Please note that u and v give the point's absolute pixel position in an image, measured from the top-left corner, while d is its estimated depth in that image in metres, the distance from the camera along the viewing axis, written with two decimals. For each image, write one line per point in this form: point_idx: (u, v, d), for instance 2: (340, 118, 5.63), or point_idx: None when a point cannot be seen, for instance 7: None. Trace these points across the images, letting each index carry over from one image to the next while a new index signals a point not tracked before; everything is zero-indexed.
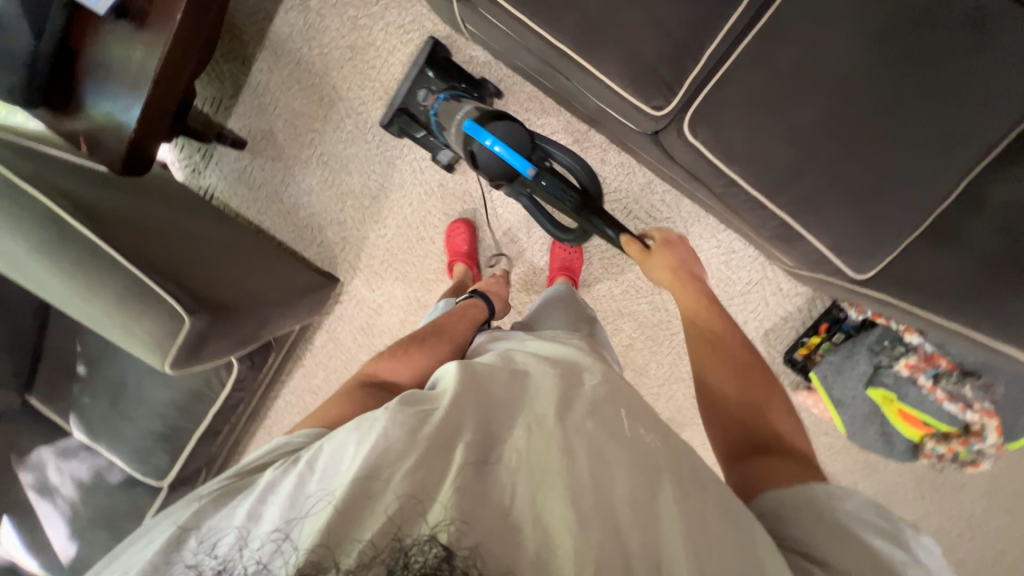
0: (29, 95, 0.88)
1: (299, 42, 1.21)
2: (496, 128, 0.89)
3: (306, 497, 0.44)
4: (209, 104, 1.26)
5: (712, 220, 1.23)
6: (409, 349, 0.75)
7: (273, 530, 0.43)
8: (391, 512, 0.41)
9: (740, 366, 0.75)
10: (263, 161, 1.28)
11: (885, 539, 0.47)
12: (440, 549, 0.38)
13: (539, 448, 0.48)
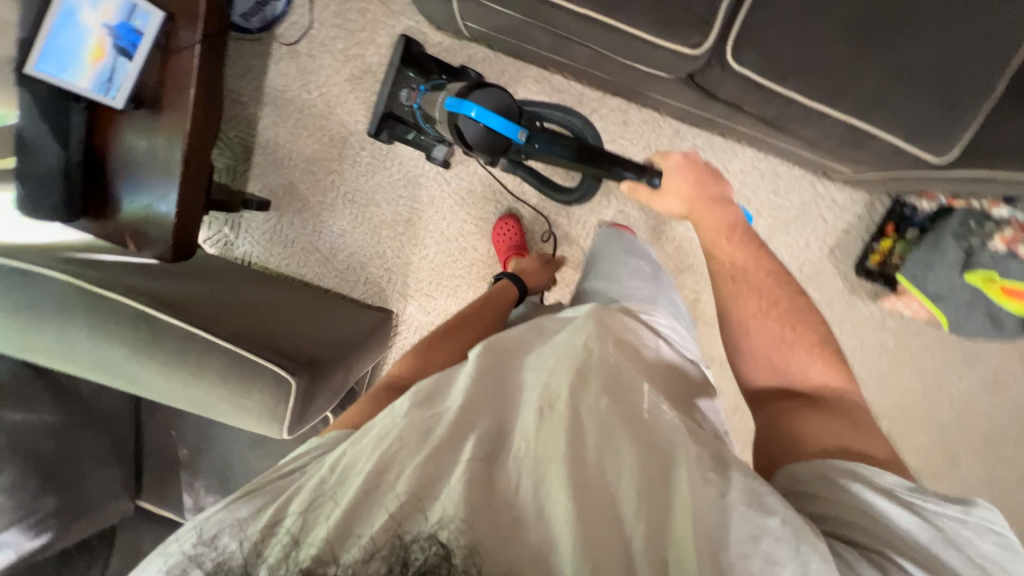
0: (70, 208, 0.87)
1: (298, 89, 1.21)
2: (477, 97, 0.80)
3: (317, 495, 0.46)
4: (225, 173, 1.25)
5: (749, 152, 1.20)
6: (437, 345, 0.76)
7: (284, 529, 0.43)
8: (391, 510, 0.43)
9: (787, 314, 0.71)
10: (290, 216, 1.27)
11: (916, 521, 0.49)
12: (440, 547, 0.39)
13: (546, 438, 0.49)
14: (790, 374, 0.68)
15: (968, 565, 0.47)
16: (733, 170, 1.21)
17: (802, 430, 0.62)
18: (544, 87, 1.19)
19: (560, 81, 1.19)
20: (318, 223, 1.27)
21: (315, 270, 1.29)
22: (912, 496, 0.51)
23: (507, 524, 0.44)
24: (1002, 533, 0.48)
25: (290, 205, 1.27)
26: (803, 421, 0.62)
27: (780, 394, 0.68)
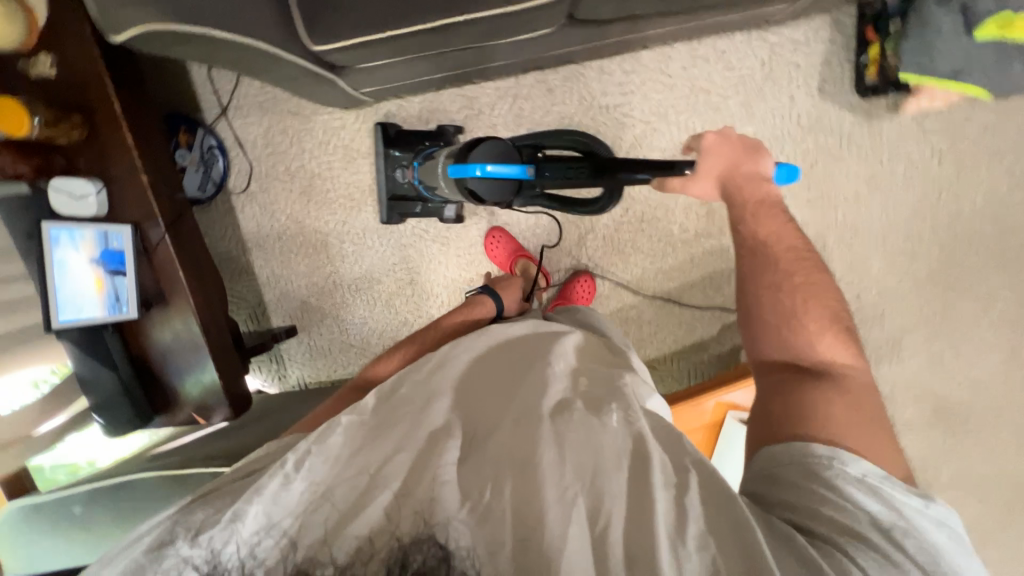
0: (143, 416, 0.97)
1: (269, 223, 1.31)
2: (476, 156, 0.86)
3: (304, 498, 0.54)
4: (247, 318, 1.36)
5: (680, 46, 1.13)
6: (410, 350, 0.88)
7: (270, 535, 0.52)
8: (384, 515, 0.52)
9: (808, 294, 0.70)
10: (316, 328, 1.36)
11: (882, 515, 0.55)
12: (438, 551, 0.49)
13: (518, 444, 0.58)
14: (811, 355, 0.67)
15: (924, 554, 0.53)
16: (675, 71, 1.14)
17: (816, 415, 0.62)
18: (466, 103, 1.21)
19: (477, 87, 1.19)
20: (341, 322, 1.35)
21: (355, 363, 1.36)
22: (880, 482, 0.57)
23: (483, 527, 0.52)
24: (953, 527, 0.56)
25: (310, 320, 1.36)
26: (815, 402, 0.63)
27: (783, 365, 0.68)
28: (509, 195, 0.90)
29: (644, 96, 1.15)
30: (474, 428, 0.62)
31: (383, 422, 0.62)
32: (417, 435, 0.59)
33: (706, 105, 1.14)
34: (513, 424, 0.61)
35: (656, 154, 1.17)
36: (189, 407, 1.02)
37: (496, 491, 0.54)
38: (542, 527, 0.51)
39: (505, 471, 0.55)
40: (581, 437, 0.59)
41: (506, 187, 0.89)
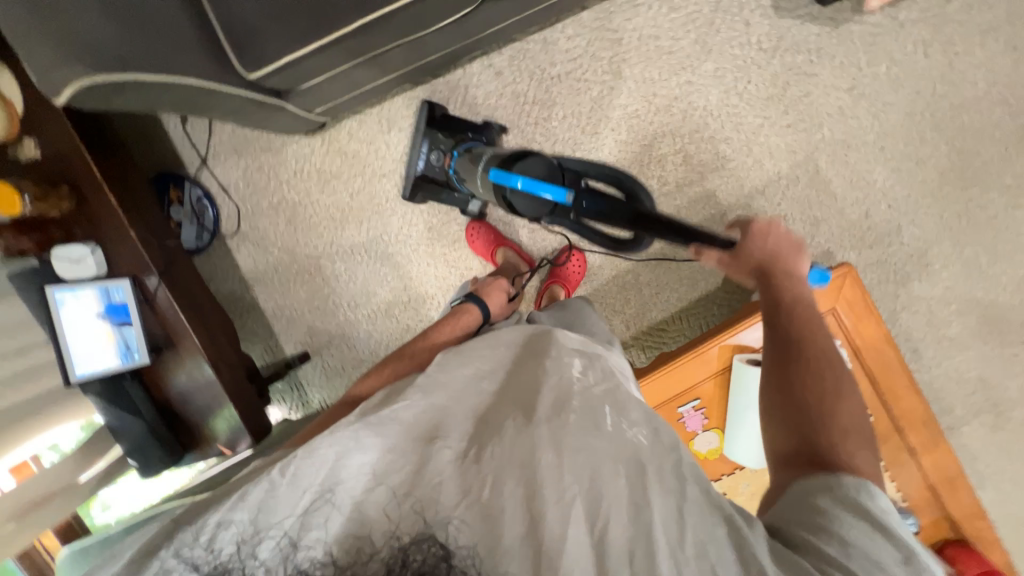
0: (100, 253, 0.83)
1: (310, 160, 1.35)
2: (523, 169, 0.83)
3: (307, 489, 0.56)
4: (257, 227, 1.41)
5: (714, 248, 1.31)
6: (395, 363, 0.92)
7: (252, 527, 0.54)
8: (387, 512, 0.55)
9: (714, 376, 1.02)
10: (300, 269, 1.43)
11: None
12: (438, 549, 0.52)
13: (507, 486, 0.57)
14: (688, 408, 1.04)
15: None
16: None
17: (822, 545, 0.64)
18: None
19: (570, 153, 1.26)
20: (327, 277, 1.43)
21: (325, 320, 1.46)
22: None
23: (462, 513, 0.55)
24: None
25: (305, 258, 1.43)
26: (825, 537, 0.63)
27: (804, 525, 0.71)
28: (544, 211, 0.84)
29: (678, 258, 1.32)
30: (489, 406, 0.69)
31: (391, 435, 0.62)
32: (404, 434, 0.63)
33: (718, 283, 1.32)
34: (516, 424, 0.63)
35: (665, 315, 1.35)
36: (146, 256, 1.05)
37: (498, 485, 0.57)
38: (543, 520, 0.55)
39: (509, 468, 0.58)
40: (579, 436, 0.62)
41: (543, 205, 0.83)
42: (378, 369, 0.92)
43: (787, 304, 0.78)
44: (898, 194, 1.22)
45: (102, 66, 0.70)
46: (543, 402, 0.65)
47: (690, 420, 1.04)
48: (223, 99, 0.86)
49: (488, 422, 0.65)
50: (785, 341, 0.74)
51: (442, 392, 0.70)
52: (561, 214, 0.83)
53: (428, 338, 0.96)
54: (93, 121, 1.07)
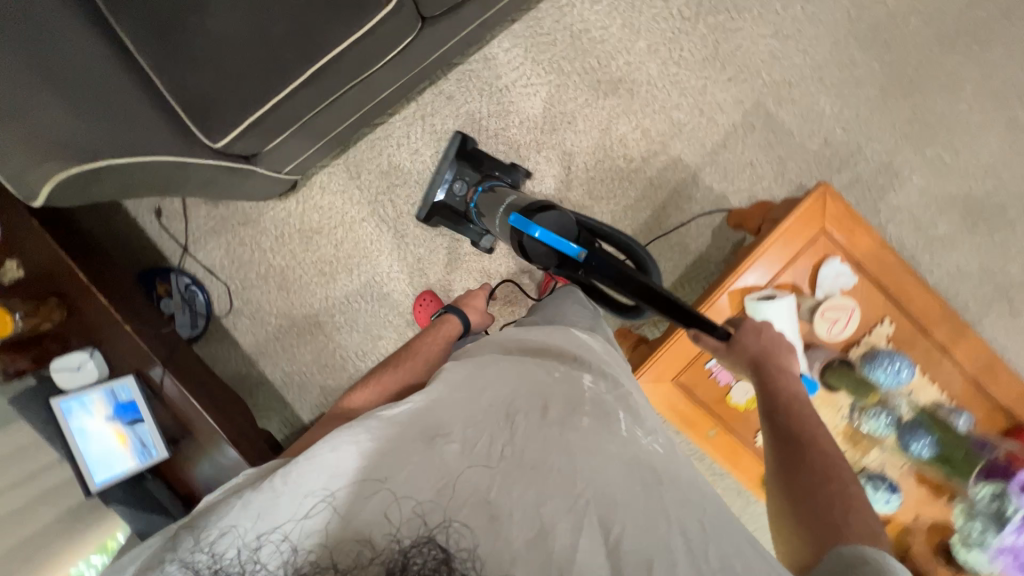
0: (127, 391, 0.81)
1: (292, 220, 1.37)
2: (543, 220, 0.94)
3: (308, 494, 0.55)
4: (250, 300, 1.41)
5: (695, 209, 1.34)
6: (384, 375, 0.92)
7: (262, 531, 0.54)
8: (390, 517, 0.53)
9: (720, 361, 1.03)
10: (300, 330, 1.42)
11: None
12: (439, 553, 0.49)
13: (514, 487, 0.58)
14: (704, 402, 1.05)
15: None
16: (694, 206, 1.33)
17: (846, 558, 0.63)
18: (527, 168, 1.33)
19: (535, 154, 1.32)
20: (329, 333, 1.43)
21: (337, 376, 1.44)
22: None
23: (465, 515, 0.54)
24: None
25: (304, 319, 1.42)
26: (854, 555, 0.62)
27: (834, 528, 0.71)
28: (555, 261, 0.95)
29: (664, 227, 1.34)
30: (497, 397, 0.66)
31: (393, 439, 0.60)
32: (411, 437, 0.60)
33: (708, 242, 1.34)
34: (530, 420, 0.63)
35: (667, 286, 1.36)
36: (144, 346, 1.03)
37: (505, 489, 0.57)
38: (555, 529, 0.55)
39: (519, 471, 0.59)
40: (589, 442, 0.62)
41: (556, 255, 0.94)
42: (365, 384, 0.91)
43: (787, 397, 0.78)
44: (849, 116, 1.27)
45: (82, 159, 0.75)
46: (554, 400, 0.66)
47: (720, 373, 1.03)
48: (198, 172, 0.91)
49: (497, 415, 0.64)
50: (791, 440, 0.74)
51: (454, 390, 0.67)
52: (569, 267, 0.93)
53: (413, 351, 0.98)
54: (71, 229, 1.07)
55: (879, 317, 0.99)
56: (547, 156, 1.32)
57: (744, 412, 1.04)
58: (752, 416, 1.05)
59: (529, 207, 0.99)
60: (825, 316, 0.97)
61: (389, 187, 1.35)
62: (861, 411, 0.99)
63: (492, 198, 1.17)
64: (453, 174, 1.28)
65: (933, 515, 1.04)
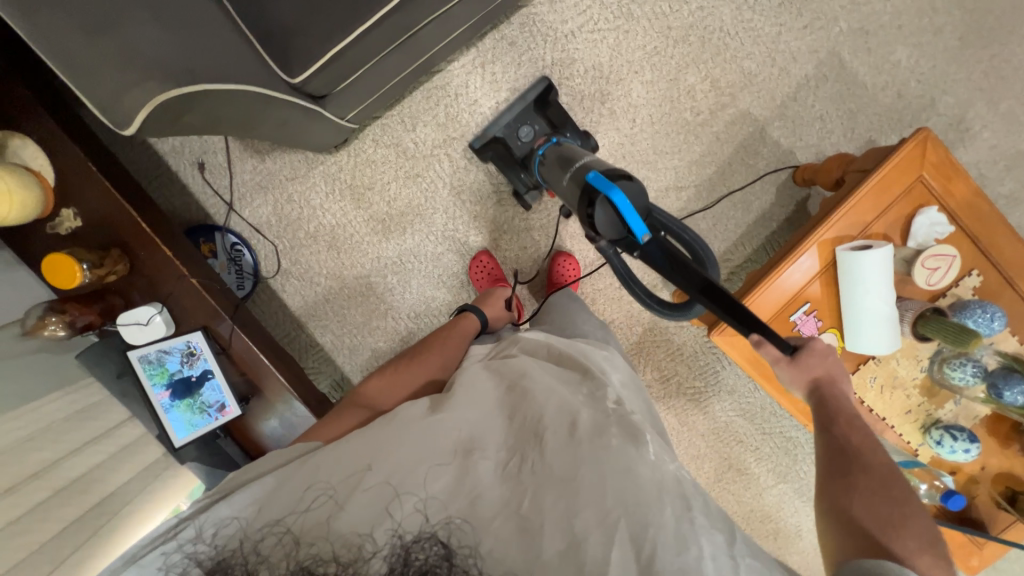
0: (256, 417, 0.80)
1: (345, 174, 1.31)
2: (625, 186, 0.76)
3: (309, 494, 0.61)
4: (298, 261, 1.36)
5: (762, 164, 1.29)
6: (399, 366, 0.93)
7: (271, 526, 0.59)
8: (396, 517, 0.57)
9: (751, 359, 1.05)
10: (349, 292, 1.37)
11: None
12: (440, 549, 0.52)
13: (536, 500, 0.60)
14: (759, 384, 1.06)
15: None
16: (761, 162, 1.29)
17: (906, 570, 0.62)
18: (590, 120, 1.27)
19: (598, 106, 1.27)
20: (380, 295, 1.38)
21: (388, 340, 1.40)
22: None
23: (496, 529, 0.58)
24: None
25: (353, 280, 1.37)
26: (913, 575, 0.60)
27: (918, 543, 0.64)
28: (615, 233, 0.77)
29: (729, 184, 1.30)
30: (528, 414, 0.68)
31: (419, 449, 0.64)
32: (444, 450, 0.64)
33: (774, 199, 1.31)
34: (564, 433, 0.65)
35: (729, 245, 1.33)
36: (211, 301, 0.99)
37: (537, 499, 0.60)
38: (587, 543, 0.57)
39: (550, 486, 0.61)
40: (620, 462, 0.63)
41: (619, 228, 0.77)
42: (382, 372, 0.92)
43: (841, 414, 0.77)
44: (925, 67, 1.23)
45: (175, 78, 0.69)
46: (583, 418, 0.67)
47: (804, 326, 1.01)
48: (277, 110, 0.86)
49: (528, 432, 0.66)
50: (840, 450, 0.73)
51: (475, 408, 0.70)
52: (626, 247, 0.77)
53: (431, 343, 0.98)
54: (124, 175, 1.01)
55: (970, 268, 0.97)
56: (611, 108, 1.27)
57: None
58: None
59: (612, 169, 0.81)
60: (923, 265, 0.95)
61: (445, 140, 1.29)
62: (941, 361, 1.00)
63: (563, 152, 1.00)
64: (522, 117, 1.24)
65: (1000, 465, 1.06)
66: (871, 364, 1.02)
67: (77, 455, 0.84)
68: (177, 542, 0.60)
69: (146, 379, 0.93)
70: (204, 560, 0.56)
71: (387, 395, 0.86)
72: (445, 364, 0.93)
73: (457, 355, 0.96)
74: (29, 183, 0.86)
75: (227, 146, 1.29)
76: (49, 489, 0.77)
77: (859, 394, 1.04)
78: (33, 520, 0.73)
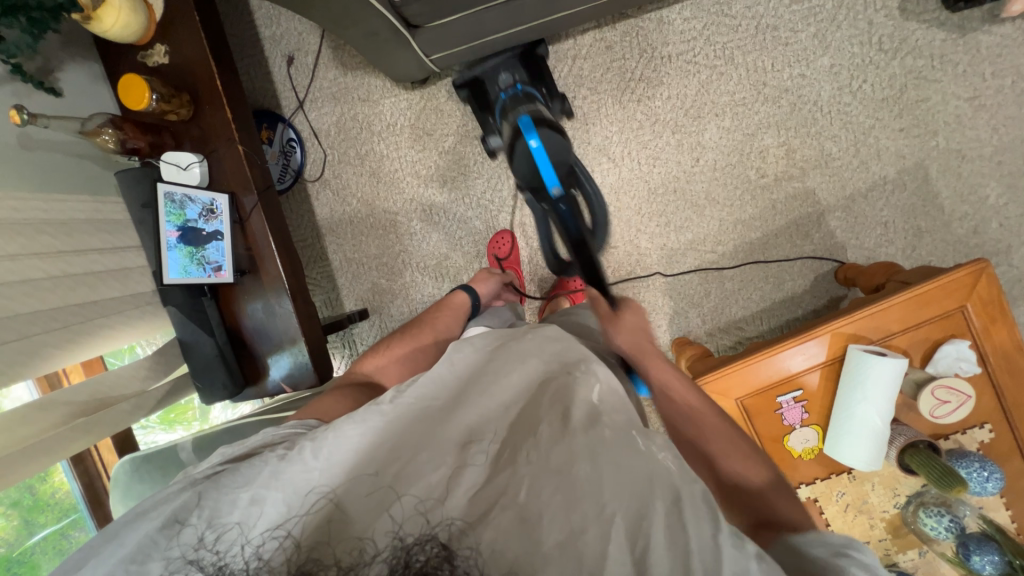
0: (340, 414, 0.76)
1: (413, 113, 1.36)
2: (545, 134, 0.98)
3: (309, 491, 0.57)
4: (340, 176, 1.41)
5: (809, 248, 1.25)
6: (393, 347, 0.97)
7: (274, 529, 0.54)
8: (395, 516, 0.54)
9: None
10: (374, 222, 1.41)
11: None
12: (440, 551, 0.49)
13: (535, 492, 0.56)
14: None
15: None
16: (808, 245, 1.25)
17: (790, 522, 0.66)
18: (655, 144, 1.27)
19: (669, 134, 1.26)
20: (400, 235, 1.41)
21: (390, 279, 1.42)
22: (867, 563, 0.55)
23: (494, 522, 0.53)
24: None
25: (381, 212, 1.41)
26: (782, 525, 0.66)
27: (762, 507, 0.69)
28: (532, 181, 1.01)
29: (768, 255, 1.27)
30: (551, 412, 0.65)
31: (419, 435, 0.63)
32: (440, 439, 0.62)
33: (810, 286, 1.26)
34: (553, 427, 0.63)
35: (746, 314, 1.29)
36: (248, 173, 1.04)
37: (535, 490, 0.56)
38: (585, 536, 0.53)
39: (546, 477, 0.57)
40: (617, 453, 0.60)
41: (535, 176, 1.00)
42: (376, 352, 0.97)
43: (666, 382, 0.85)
44: (1012, 212, 1.17)
45: None
46: (577, 410, 0.66)
47: (788, 412, 0.97)
48: (369, 16, 0.93)
49: (524, 425, 0.64)
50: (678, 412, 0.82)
51: (475, 397, 0.68)
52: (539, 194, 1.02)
53: (424, 323, 1.01)
54: (220, 31, 1.08)
55: (981, 420, 0.91)
56: (680, 140, 1.26)
57: (795, 460, 0.98)
58: (801, 466, 0.98)
59: (543, 116, 1.01)
60: (933, 395, 0.88)
61: None
62: (918, 504, 0.92)
63: (520, 98, 1.09)
64: (507, 62, 1.19)
65: None
66: (843, 477, 0.97)
67: (80, 256, 0.90)
68: (165, 536, 0.55)
69: (162, 215, 0.96)
70: (206, 568, 0.52)
71: (387, 373, 0.92)
72: (440, 341, 0.97)
73: (450, 337, 0.98)
74: (137, 8, 0.95)
75: (319, 49, 1.36)
76: (44, 272, 0.83)
77: (820, 502, 0.98)
78: (22, 290, 0.79)
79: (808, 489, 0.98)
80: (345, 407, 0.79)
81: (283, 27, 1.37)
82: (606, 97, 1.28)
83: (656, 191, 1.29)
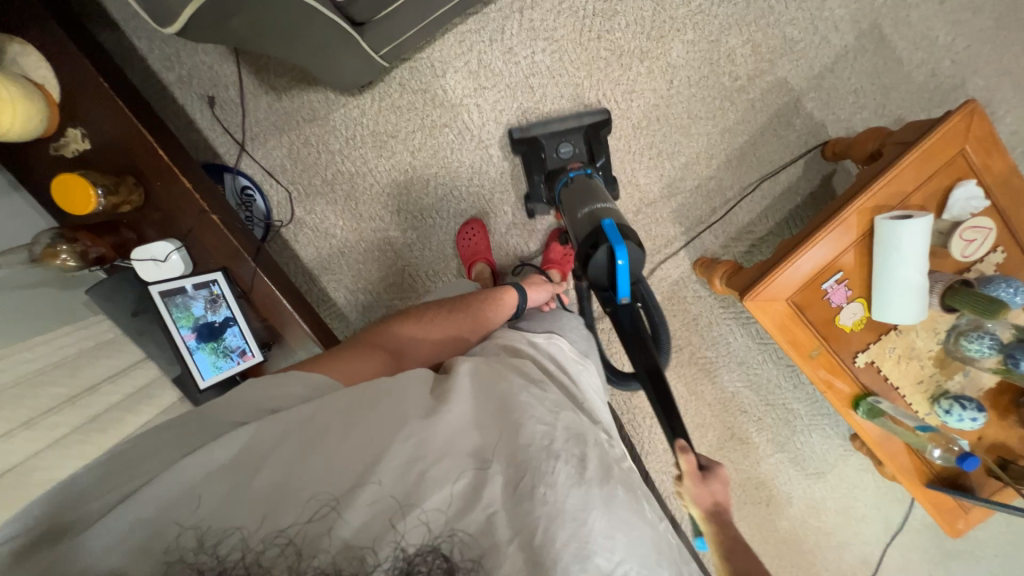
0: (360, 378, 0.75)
1: (370, 119, 1.24)
2: (633, 250, 0.84)
3: (309, 498, 0.54)
4: (313, 211, 1.29)
5: (793, 136, 1.28)
6: (436, 317, 0.90)
7: (279, 536, 0.51)
8: (397, 524, 0.52)
9: (788, 329, 1.04)
10: (365, 246, 1.32)
11: None
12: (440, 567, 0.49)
13: None
14: (800, 355, 1.05)
15: None
16: (792, 133, 1.28)
17: None
18: (627, 78, 1.23)
19: (637, 63, 1.23)
20: (398, 251, 1.32)
21: (404, 298, 1.35)
22: None
23: None
24: None
25: (371, 234, 1.31)
26: None
27: None
28: (600, 281, 0.86)
29: (760, 154, 1.29)
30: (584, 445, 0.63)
31: (429, 447, 0.59)
32: (461, 450, 0.60)
33: (803, 172, 1.30)
34: (573, 471, 0.59)
35: (752, 217, 1.33)
36: (234, 240, 0.94)
37: (550, 533, 0.54)
38: None
39: (559, 522, 0.54)
40: (628, 509, 0.59)
41: (607, 279, 0.85)
42: (415, 314, 0.90)
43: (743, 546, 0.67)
44: (960, 47, 1.23)
45: None
46: (593, 449, 0.63)
47: (834, 294, 1.03)
48: (314, 27, 0.82)
49: (540, 449, 0.60)
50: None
51: (501, 424, 0.64)
52: (603, 296, 0.87)
53: (470, 299, 0.94)
54: (138, 95, 0.93)
55: (995, 245, 1.00)
56: (649, 66, 1.23)
57: (847, 334, 1.05)
58: (854, 338, 1.06)
59: (627, 224, 0.88)
60: (961, 237, 0.98)
61: (475, 89, 1.23)
62: (958, 334, 1.03)
63: (587, 187, 1.03)
64: (570, 135, 1.21)
65: (997, 436, 1.12)
66: (892, 335, 1.06)
67: (94, 393, 0.79)
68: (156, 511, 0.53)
69: (171, 321, 0.86)
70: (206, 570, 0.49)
71: (418, 340, 0.87)
72: (476, 329, 0.91)
73: (487, 326, 0.92)
74: (32, 93, 0.78)
75: (240, 79, 1.20)
76: (70, 425, 0.73)
77: (876, 363, 1.07)
78: (57, 455, 0.69)
79: (865, 356, 1.06)
80: (370, 374, 0.76)
81: (188, 65, 1.18)
82: (565, 43, 1.21)
83: (641, 126, 1.27)
